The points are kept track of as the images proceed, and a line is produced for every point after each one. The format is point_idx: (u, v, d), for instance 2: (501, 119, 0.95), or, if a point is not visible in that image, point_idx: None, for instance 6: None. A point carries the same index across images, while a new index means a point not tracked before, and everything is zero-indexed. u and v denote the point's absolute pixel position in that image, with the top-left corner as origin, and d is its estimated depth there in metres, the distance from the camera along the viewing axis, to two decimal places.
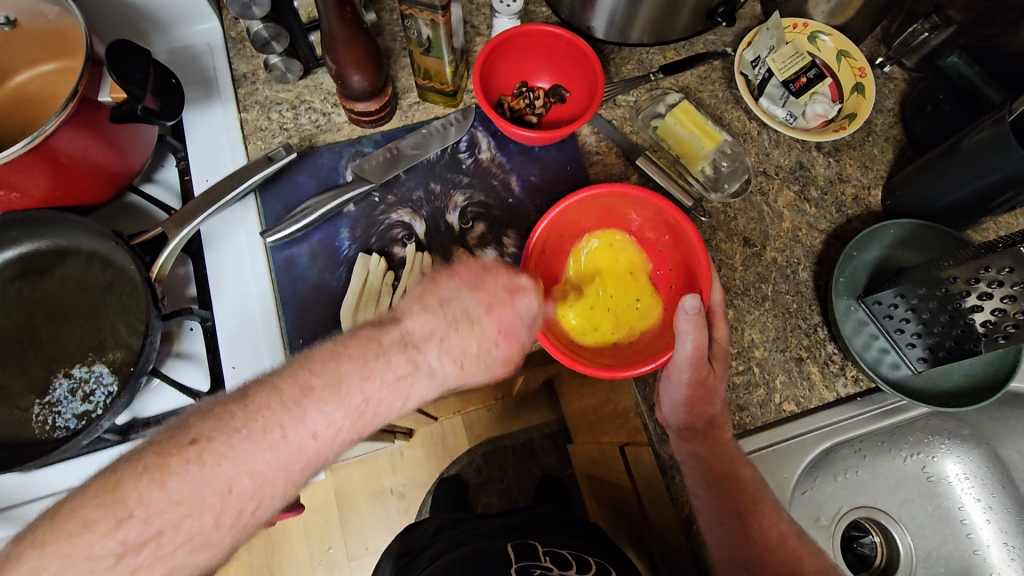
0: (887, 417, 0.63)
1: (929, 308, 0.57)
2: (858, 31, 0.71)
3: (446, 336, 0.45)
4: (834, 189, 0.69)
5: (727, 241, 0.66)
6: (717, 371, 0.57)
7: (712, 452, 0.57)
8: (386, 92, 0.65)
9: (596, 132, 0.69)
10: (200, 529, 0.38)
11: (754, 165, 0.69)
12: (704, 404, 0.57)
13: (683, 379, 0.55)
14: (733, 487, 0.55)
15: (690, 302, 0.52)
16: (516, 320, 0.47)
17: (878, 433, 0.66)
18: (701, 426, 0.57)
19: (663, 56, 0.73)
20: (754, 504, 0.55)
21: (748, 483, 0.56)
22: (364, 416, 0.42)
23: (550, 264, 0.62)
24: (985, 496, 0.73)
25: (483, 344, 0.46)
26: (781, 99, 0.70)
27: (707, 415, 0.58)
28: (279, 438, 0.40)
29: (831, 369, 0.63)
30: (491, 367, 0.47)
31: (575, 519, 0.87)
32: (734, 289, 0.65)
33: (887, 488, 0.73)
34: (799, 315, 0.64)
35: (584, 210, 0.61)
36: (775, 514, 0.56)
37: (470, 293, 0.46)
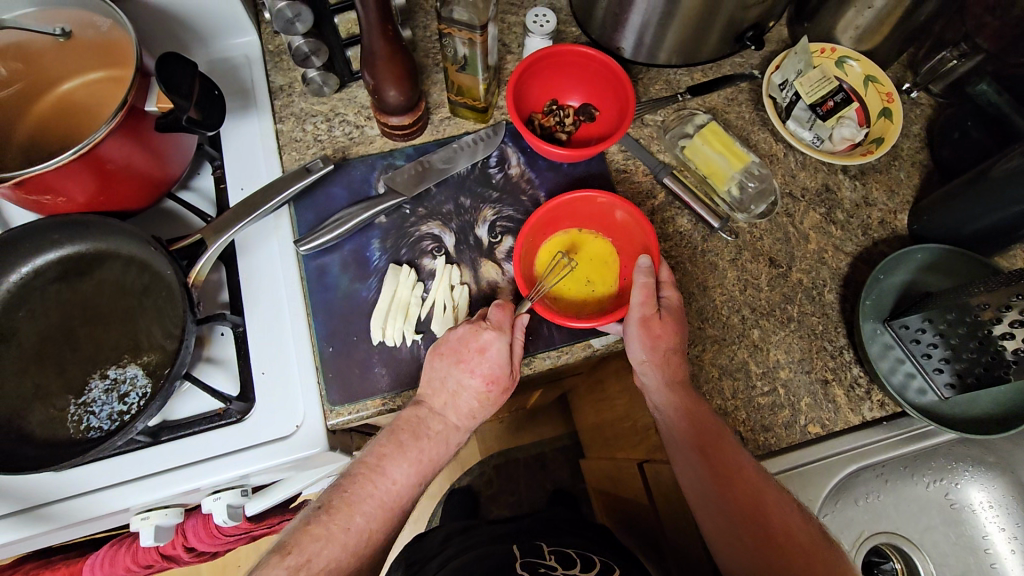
0: (913, 442, 0.63)
1: (958, 333, 0.57)
2: (886, 57, 0.72)
3: (452, 396, 0.56)
4: (861, 212, 0.69)
5: (754, 261, 0.66)
6: (671, 314, 0.58)
7: (683, 401, 0.57)
8: (419, 107, 0.66)
9: (624, 151, 0.70)
10: (324, 555, 0.50)
11: (781, 186, 0.70)
12: (661, 341, 0.57)
13: (633, 319, 0.57)
14: (698, 432, 0.55)
15: (644, 258, 0.58)
16: (495, 369, 0.56)
17: (902, 458, 0.66)
18: (660, 367, 0.57)
19: (690, 77, 0.74)
20: (712, 443, 0.55)
21: (712, 427, 0.56)
22: (425, 463, 0.56)
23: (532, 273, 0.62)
24: (1011, 527, 0.72)
25: (479, 396, 0.57)
26: (809, 122, 0.70)
27: (672, 362, 0.58)
28: (371, 490, 0.53)
29: (857, 393, 0.63)
30: (496, 400, 0.58)
31: (586, 523, 0.87)
32: (761, 309, 0.65)
33: (910, 514, 0.73)
34: (825, 337, 0.64)
35: (558, 211, 0.63)
36: (742, 455, 0.56)
37: (456, 367, 0.56)
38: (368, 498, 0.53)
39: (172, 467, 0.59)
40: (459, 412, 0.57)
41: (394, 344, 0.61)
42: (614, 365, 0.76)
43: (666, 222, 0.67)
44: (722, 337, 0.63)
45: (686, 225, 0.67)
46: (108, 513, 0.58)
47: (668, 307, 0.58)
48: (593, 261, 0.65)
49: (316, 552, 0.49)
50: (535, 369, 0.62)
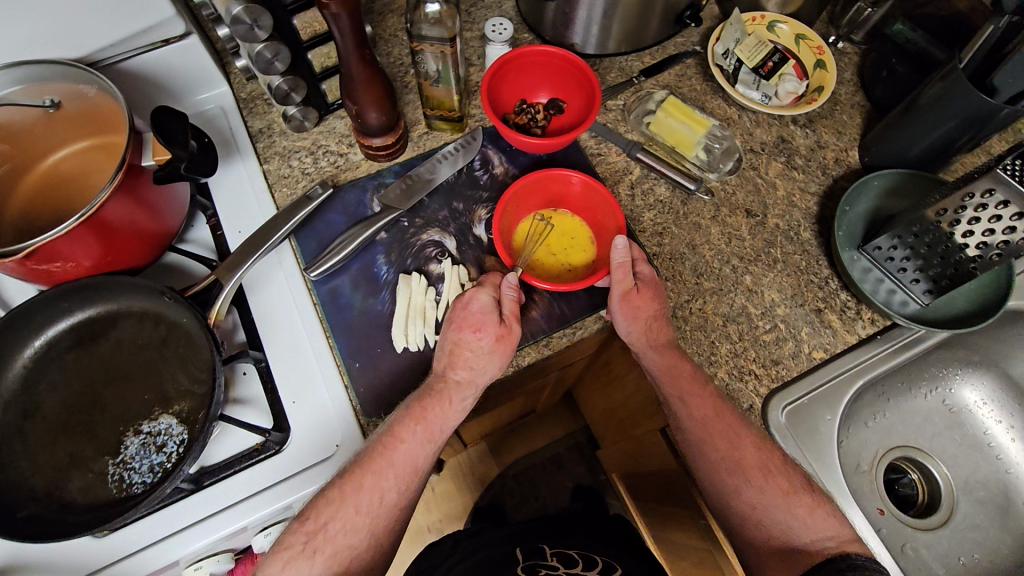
0: (905, 351, 0.68)
1: (925, 243, 0.63)
2: (809, 15, 0.79)
3: (457, 355, 0.57)
4: (816, 155, 0.76)
5: (732, 215, 0.72)
6: (645, 284, 0.61)
7: (672, 362, 0.60)
8: (399, 125, 0.70)
9: (595, 136, 0.75)
10: (338, 517, 0.52)
11: (742, 144, 0.76)
12: (641, 310, 0.60)
13: (615, 295, 0.60)
14: (676, 387, 0.59)
15: (620, 239, 0.61)
16: (479, 317, 0.57)
17: (895, 371, 0.72)
18: (641, 333, 0.60)
19: (640, 61, 0.80)
20: (692, 403, 0.58)
21: (692, 379, 0.60)
22: (432, 424, 0.56)
23: (511, 245, 0.66)
24: (1007, 418, 0.77)
25: (472, 347, 0.57)
26: (755, 83, 0.77)
27: (659, 330, 0.61)
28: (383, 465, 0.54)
29: (849, 315, 0.68)
30: (492, 351, 0.57)
31: (587, 526, 0.87)
32: (747, 256, 0.69)
33: (915, 425, 0.78)
34: (809, 271, 0.70)
35: (529, 189, 0.67)
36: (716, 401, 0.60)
37: (448, 329, 0.58)
38: (379, 471, 0.54)
39: (220, 508, 0.59)
40: (460, 369, 0.57)
41: (417, 348, 0.63)
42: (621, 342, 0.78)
43: (646, 193, 0.72)
44: (719, 288, 0.68)
45: (665, 193, 0.72)
46: (163, 566, 0.58)
47: (648, 282, 0.62)
48: (570, 236, 0.68)
49: (332, 517, 0.52)
50: (554, 348, 0.64)
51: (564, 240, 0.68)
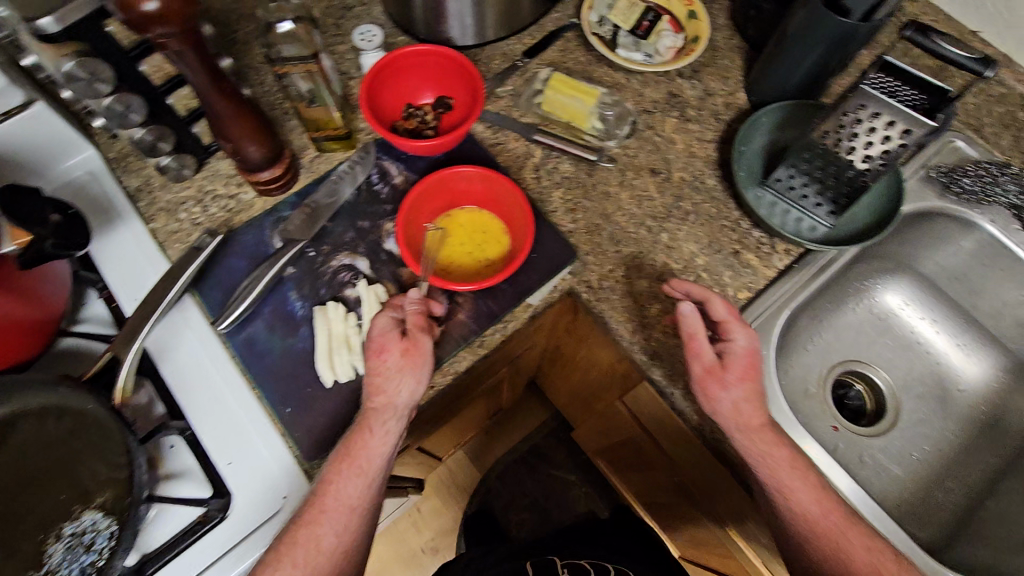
0: (822, 273, 0.69)
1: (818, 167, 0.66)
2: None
3: (373, 384, 0.54)
4: (707, 103, 0.77)
5: (638, 176, 0.72)
6: (731, 369, 0.56)
7: (769, 444, 0.55)
8: (285, 155, 0.66)
9: (490, 126, 0.74)
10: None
11: (635, 107, 0.76)
12: (725, 391, 0.55)
13: (695, 373, 0.57)
14: (760, 460, 0.54)
15: (685, 304, 0.57)
16: (378, 337, 0.55)
17: (818, 293, 0.74)
18: (733, 416, 0.55)
19: (521, 44, 0.79)
20: (789, 486, 0.54)
21: (785, 458, 0.55)
22: (357, 459, 0.53)
23: (419, 249, 0.63)
24: (929, 314, 0.81)
25: (380, 371, 0.54)
26: (634, 45, 0.78)
27: (754, 414, 0.55)
28: (318, 514, 0.52)
29: (764, 250, 0.69)
30: (400, 367, 0.54)
31: (596, 541, 1.06)
32: (660, 214, 0.70)
33: (850, 339, 0.81)
34: (721, 217, 0.70)
35: (431, 194, 0.65)
36: (813, 484, 0.54)
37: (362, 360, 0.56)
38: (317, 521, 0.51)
39: None
40: (377, 395, 0.54)
41: (348, 378, 0.58)
42: (563, 323, 0.78)
43: (552, 172, 0.72)
44: (639, 251, 0.68)
45: (570, 169, 0.72)
46: None
47: (733, 367, 0.56)
48: (483, 231, 0.66)
49: None
50: (489, 346, 0.62)
51: (478, 237, 0.66)
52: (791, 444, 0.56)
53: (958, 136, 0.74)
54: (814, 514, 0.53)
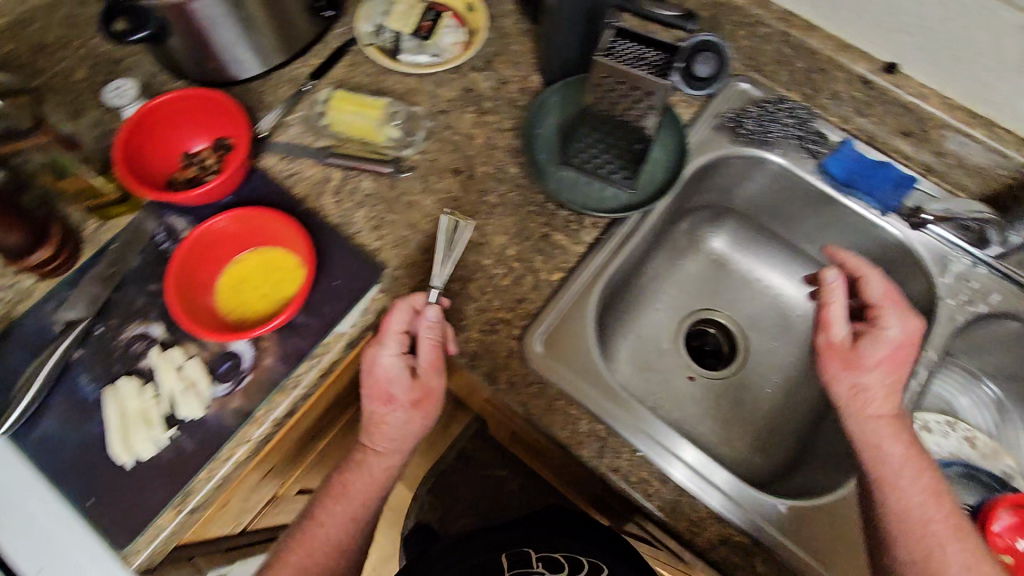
0: (630, 237, 0.70)
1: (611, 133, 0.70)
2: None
3: (379, 428, 0.62)
4: (502, 92, 0.76)
5: (440, 179, 0.71)
6: (861, 348, 0.61)
7: (893, 426, 0.57)
8: (53, 233, 0.62)
9: (283, 157, 0.71)
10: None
11: (430, 109, 0.75)
12: (862, 363, 0.60)
13: (825, 355, 0.62)
14: (889, 423, 0.57)
15: (830, 274, 0.63)
16: (381, 377, 0.60)
17: (636, 255, 0.74)
18: (886, 390, 0.58)
19: (307, 66, 0.77)
20: (876, 443, 0.56)
21: (903, 424, 0.58)
22: (355, 504, 0.62)
23: (204, 304, 0.59)
24: (757, 251, 0.85)
25: (375, 419, 0.61)
26: (419, 47, 0.76)
27: (890, 409, 0.58)
28: (312, 538, 0.60)
29: (572, 227, 0.69)
30: (410, 400, 0.61)
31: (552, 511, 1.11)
32: (467, 213, 0.69)
33: (691, 289, 0.84)
34: (528, 203, 0.70)
35: (205, 245, 0.60)
36: (919, 467, 0.55)
37: (365, 406, 0.62)
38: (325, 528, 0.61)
39: None
40: (389, 432, 0.62)
41: (149, 456, 0.56)
42: None
43: (352, 192, 0.70)
44: (448, 254, 0.67)
45: (370, 185, 0.70)
46: None
47: (900, 335, 0.60)
48: (275, 268, 0.62)
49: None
50: (303, 384, 0.60)
51: (271, 276, 0.61)
52: (914, 436, 0.57)
53: (743, 79, 0.77)
54: (907, 490, 0.54)
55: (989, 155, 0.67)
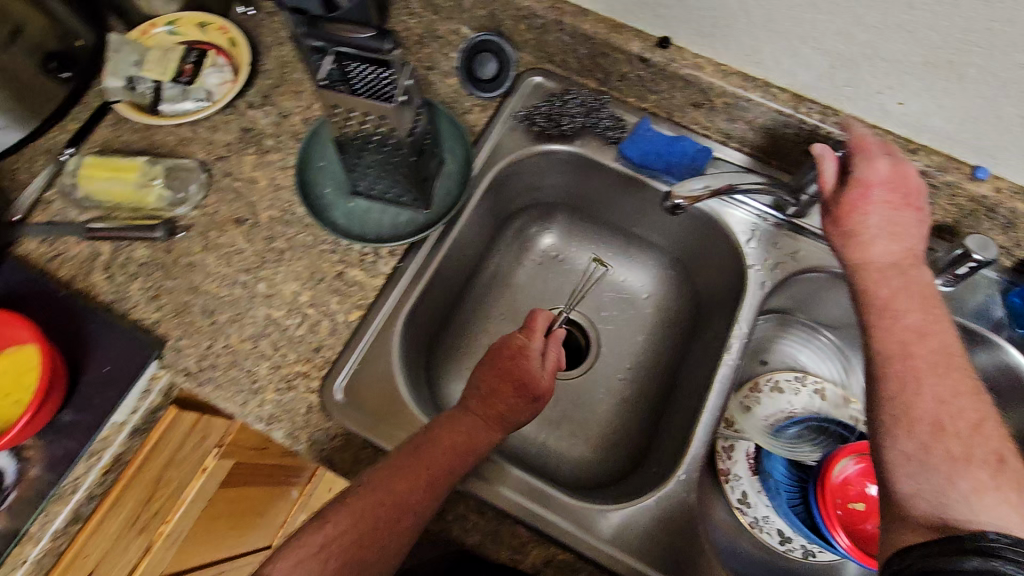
0: (432, 255, 0.66)
1: (382, 167, 0.62)
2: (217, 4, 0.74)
3: (456, 427, 0.56)
4: (284, 126, 0.71)
5: (222, 233, 0.66)
6: (861, 202, 0.58)
7: (895, 274, 0.55)
8: None
9: (43, 239, 0.65)
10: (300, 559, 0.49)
11: (205, 157, 0.69)
12: (905, 181, 0.57)
13: (826, 222, 0.60)
14: (885, 279, 0.55)
15: (819, 145, 0.61)
16: (523, 370, 0.60)
17: (452, 274, 0.72)
18: (891, 232, 0.57)
19: (65, 131, 0.70)
20: (890, 306, 0.53)
21: (902, 299, 0.53)
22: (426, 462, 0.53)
23: None
24: (590, 242, 0.83)
25: (449, 433, 0.56)
26: (183, 95, 0.71)
27: (899, 248, 0.56)
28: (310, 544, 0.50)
29: (368, 260, 0.66)
30: (538, 373, 0.60)
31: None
32: (253, 264, 0.65)
33: (531, 291, 0.82)
34: (320, 242, 0.66)
35: None
36: (925, 347, 0.50)
37: (434, 424, 0.57)
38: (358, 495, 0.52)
39: None
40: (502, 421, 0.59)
41: None
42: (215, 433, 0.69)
43: (126, 263, 0.65)
44: (236, 313, 0.63)
45: (144, 253, 0.65)
46: None
47: (875, 174, 0.57)
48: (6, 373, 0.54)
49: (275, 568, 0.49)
50: (89, 484, 0.57)
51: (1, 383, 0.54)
52: (927, 308, 0.53)
53: (536, 72, 0.75)
54: (924, 386, 0.48)
55: (770, 116, 0.67)
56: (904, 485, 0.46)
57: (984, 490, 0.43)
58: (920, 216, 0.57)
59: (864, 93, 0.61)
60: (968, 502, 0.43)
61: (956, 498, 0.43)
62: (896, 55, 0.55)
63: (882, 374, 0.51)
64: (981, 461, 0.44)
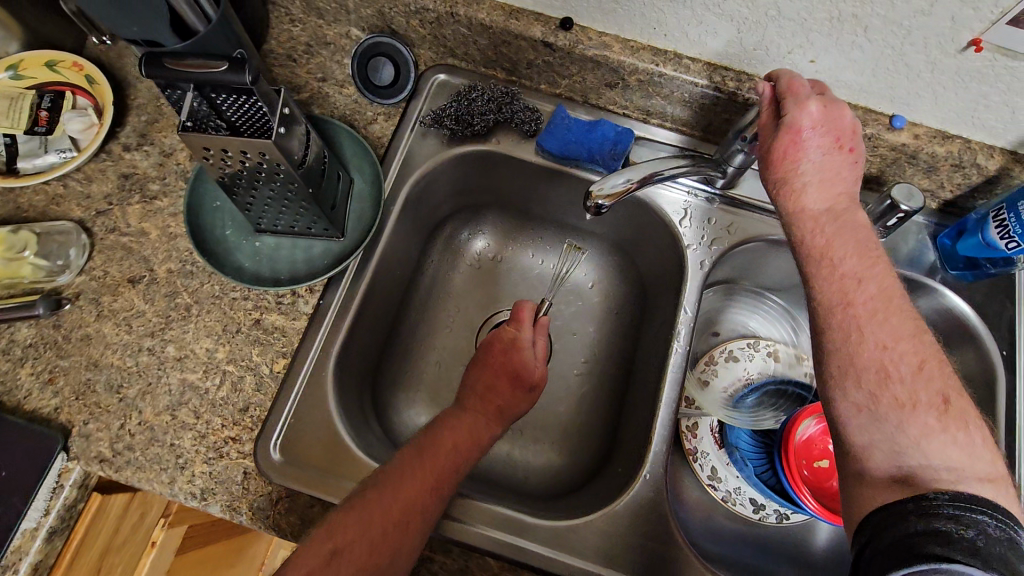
0: (355, 289, 0.62)
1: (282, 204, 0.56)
2: (68, 38, 0.66)
3: (463, 417, 0.57)
4: (168, 167, 0.64)
5: (117, 297, 0.60)
6: (800, 148, 0.51)
7: (830, 221, 0.51)
8: None
9: None
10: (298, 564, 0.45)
11: (84, 215, 0.62)
12: (839, 119, 0.51)
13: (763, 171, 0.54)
14: (824, 233, 0.50)
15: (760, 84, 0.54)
16: (527, 359, 0.62)
17: (382, 299, 0.67)
18: (826, 179, 0.51)
19: None
20: (827, 254, 0.50)
21: (841, 250, 0.49)
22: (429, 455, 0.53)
23: None
24: (526, 239, 0.80)
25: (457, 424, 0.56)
26: (42, 147, 0.62)
27: (831, 196, 0.51)
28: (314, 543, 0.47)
29: (287, 302, 0.61)
30: (534, 370, 0.62)
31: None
32: (158, 327, 0.59)
33: (472, 301, 0.78)
34: (230, 290, 0.61)
35: None
36: (864, 297, 0.47)
37: (445, 417, 0.57)
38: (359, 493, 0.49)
39: None
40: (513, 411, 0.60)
41: None
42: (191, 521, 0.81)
43: (10, 349, 0.58)
44: (146, 384, 0.57)
45: (29, 333, 0.58)
46: None
47: (806, 115, 0.51)
48: None
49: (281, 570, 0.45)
50: None
51: None
52: (867, 257, 0.49)
53: (438, 70, 0.70)
54: (864, 338, 0.46)
55: (686, 89, 0.64)
56: (853, 437, 0.45)
57: (932, 433, 0.42)
58: (854, 160, 0.52)
59: (778, 54, 0.59)
60: (917, 446, 0.42)
61: (907, 445, 0.42)
62: (800, 14, 0.53)
63: (826, 326, 0.48)
64: (927, 405, 0.42)
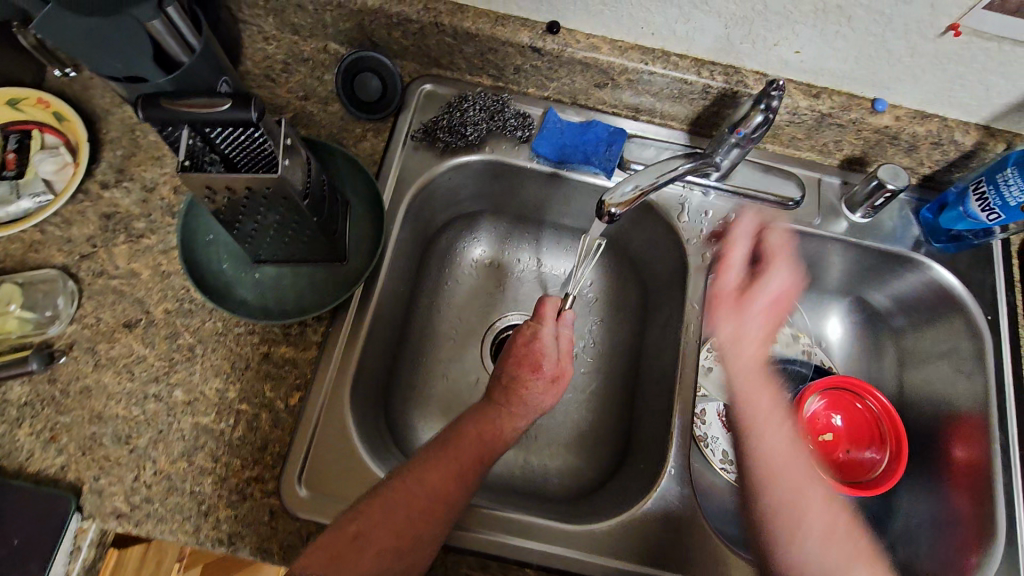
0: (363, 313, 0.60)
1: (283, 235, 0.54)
2: (28, 74, 0.62)
3: (485, 413, 0.57)
4: (152, 202, 0.62)
5: (114, 343, 0.57)
6: (757, 289, 0.60)
7: (767, 381, 0.57)
8: None
9: None
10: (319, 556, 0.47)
11: (67, 261, 0.59)
12: (783, 299, 0.59)
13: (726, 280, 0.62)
14: (767, 416, 0.55)
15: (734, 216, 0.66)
16: (549, 350, 0.61)
17: (388, 319, 0.66)
18: (767, 332, 0.59)
19: None
20: (772, 418, 0.55)
21: (768, 422, 0.55)
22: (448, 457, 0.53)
23: None
24: (524, 242, 0.80)
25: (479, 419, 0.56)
26: (14, 191, 0.59)
27: (765, 352, 0.58)
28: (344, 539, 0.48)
29: (294, 333, 0.59)
30: (557, 362, 0.61)
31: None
32: (162, 371, 0.57)
33: (475, 308, 0.77)
34: (233, 326, 0.59)
35: None
36: (800, 477, 0.52)
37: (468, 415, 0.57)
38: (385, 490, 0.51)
39: None
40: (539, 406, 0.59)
41: None
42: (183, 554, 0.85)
43: (6, 409, 0.55)
44: (156, 431, 0.55)
45: (24, 391, 0.55)
46: None
47: (774, 283, 0.59)
48: None
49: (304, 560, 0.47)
50: None
51: None
52: (783, 424, 0.55)
53: (425, 81, 0.69)
54: (809, 504, 0.51)
55: (675, 85, 0.64)
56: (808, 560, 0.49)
57: None
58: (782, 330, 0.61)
59: (764, 48, 0.60)
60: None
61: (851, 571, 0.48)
62: (786, 7, 0.54)
63: (761, 491, 0.52)
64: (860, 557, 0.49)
